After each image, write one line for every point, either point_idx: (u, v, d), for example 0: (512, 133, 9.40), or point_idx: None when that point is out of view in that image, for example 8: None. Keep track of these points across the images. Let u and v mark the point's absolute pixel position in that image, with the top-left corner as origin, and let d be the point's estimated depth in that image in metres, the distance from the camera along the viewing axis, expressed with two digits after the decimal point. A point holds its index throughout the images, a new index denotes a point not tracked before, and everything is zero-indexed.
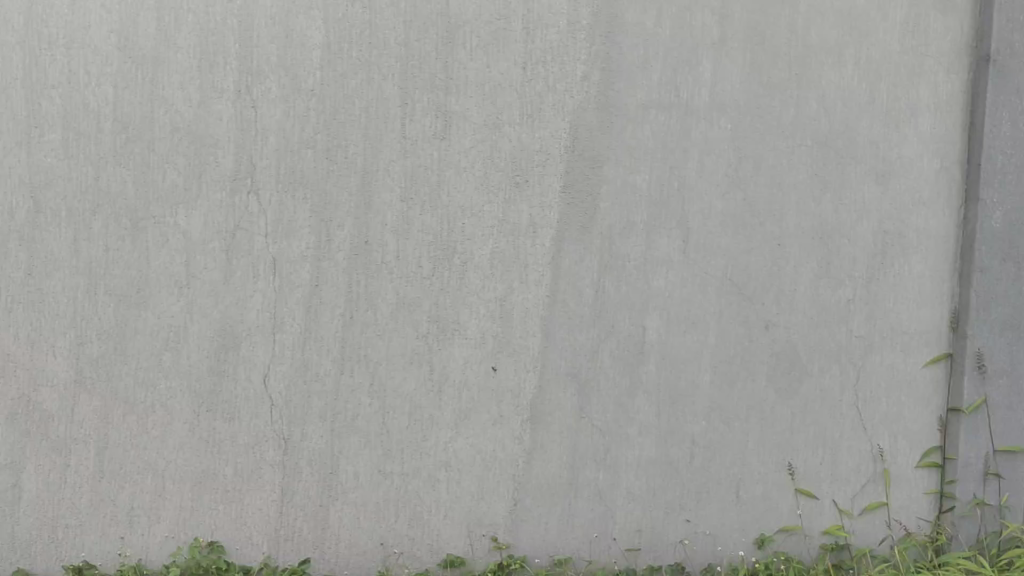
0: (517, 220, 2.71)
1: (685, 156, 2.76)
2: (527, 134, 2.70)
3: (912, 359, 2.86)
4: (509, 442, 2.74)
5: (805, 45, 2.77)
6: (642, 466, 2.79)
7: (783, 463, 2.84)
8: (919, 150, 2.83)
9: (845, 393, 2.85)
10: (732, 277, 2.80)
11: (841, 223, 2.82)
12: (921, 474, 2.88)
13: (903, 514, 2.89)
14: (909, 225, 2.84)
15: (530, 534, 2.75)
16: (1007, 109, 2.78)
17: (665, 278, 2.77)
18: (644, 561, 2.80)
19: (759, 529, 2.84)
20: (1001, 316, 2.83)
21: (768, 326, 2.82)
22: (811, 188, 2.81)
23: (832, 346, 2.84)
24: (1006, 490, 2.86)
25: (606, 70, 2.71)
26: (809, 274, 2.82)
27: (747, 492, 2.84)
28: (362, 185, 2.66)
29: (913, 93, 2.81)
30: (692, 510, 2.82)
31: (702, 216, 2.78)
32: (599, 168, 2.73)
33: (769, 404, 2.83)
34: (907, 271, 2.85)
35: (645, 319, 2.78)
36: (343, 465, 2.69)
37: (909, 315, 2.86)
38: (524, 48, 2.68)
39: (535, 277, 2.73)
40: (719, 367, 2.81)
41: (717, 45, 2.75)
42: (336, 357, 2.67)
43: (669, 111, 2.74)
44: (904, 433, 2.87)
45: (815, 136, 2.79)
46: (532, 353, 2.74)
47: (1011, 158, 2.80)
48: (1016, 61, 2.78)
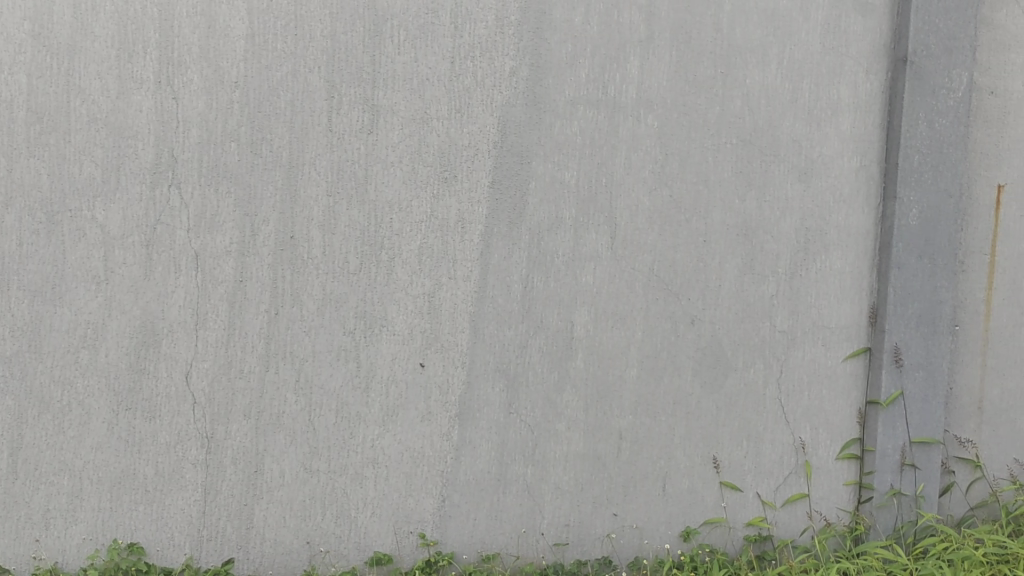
0: (445, 216, 2.71)
1: (613, 152, 2.77)
2: (455, 128, 2.69)
3: (832, 353, 2.93)
4: (436, 438, 2.74)
5: (729, 44, 2.80)
6: (570, 460, 2.82)
7: (708, 457, 2.89)
8: (839, 149, 2.89)
9: (768, 387, 2.90)
10: (659, 273, 2.83)
11: (765, 220, 2.87)
12: (841, 466, 2.96)
13: (824, 505, 2.96)
14: (830, 222, 2.90)
15: (458, 531, 2.76)
16: (924, 109, 2.85)
17: (592, 274, 2.79)
18: (571, 555, 2.82)
19: (685, 522, 2.88)
20: (918, 311, 2.90)
21: (693, 321, 2.86)
22: (736, 185, 2.84)
23: (756, 341, 2.89)
24: (921, 480, 2.94)
25: (534, 65, 2.71)
26: (733, 269, 2.86)
27: (673, 486, 2.87)
28: (287, 180, 2.63)
29: (834, 92, 2.87)
30: (619, 504, 2.85)
31: (629, 213, 2.80)
32: (527, 164, 2.74)
33: (694, 398, 2.87)
34: (828, 267, 2.91)
35: (573, 314, 2.79)
36: (269, 464, 2.67)
37: (830, 310, 2.92)
38: (451, 43, 2.67)
39: (463, 272, 2.73)
40: (646, 362, 2.84)
41: (644, 42, 2.76)
42: (261, 354, 2.65)
43: (597, 108, 2.76)
44: (825, 426, 2.94)
45: (740, 133, 2.83)
46: (460, 349, 2.74)
47: (928, 157, 2.86)
48: (934, 61, 2.84)
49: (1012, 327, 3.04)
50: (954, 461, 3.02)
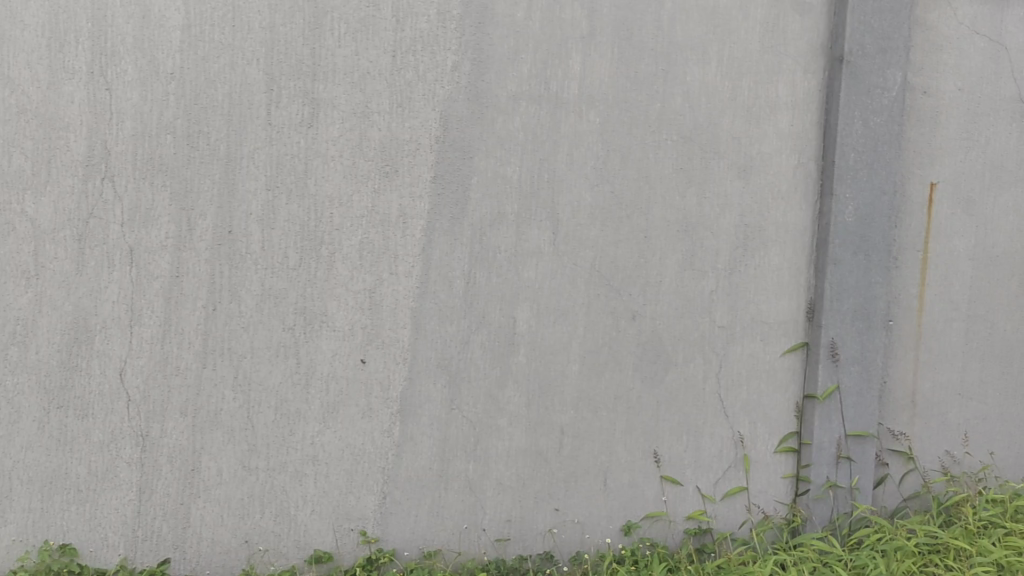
0: (386, 211, 2.69)
1: (555, 148, 2.78)
2: (397, 123, 2.67)
3: (770, 348, 2.97)
4: (377, 434, 2.72)
5: (670, 41, 2.82)
6: (511, 456, 2.82)
7: (649, 451, 2.91)
8: (777, 146, 2.93)
9: (707, 381, 2.94)
10: (601, 268, 2.84)
11: (704, 216, 2.90)
12: (778, 459, 3.00)
13: (762, 498, 3.00)
14: (768, 219, 2.94)
15: (399, 527, 2.75)
16: (859, 108, 2.89)
17: (535, 269, 2.79)
18: (513, 550, 2.83)
19: (626, 516, 2.90)
20: (854, 307, 2.95)
21: (634, 316, 2.88)
22: (676, 181, 2.87)
23: (696, 336, 2.92)
24: (856, 472, 2.99)
25: (476, 60, 2.70)
26: (673, 265, 2.89)
27: (614, 480, 2.89)
28: (225, 172, 2.58)
29: (772, 91, 2.91)
30: (561, 499, 2.86)
31: (571, 209, 2.81)
32: (469, 159, 2.73)
33: (635, 393, 2.89)
34: (766, 263, 2.95)
35: (515, 310, 2.79)
36: (206, 462, 2.62)
37: (767, 305, 2.96)
38: (393, 37, 2.65)
39: (404, 268, 2.71)
40: (587, 357, 2.85)
41: (586, 38, 2.77)
42: (198, 350, 2.60)
43: (539, 103, 2.76)
44: (762, 420, 2.98)
45: (680, 131, 2.86)
46: (401, 345, 2.72)
47: (863, 155, 2.91)
48: (869, 61, 2.89)
49: (944, 322, 3.11)
50: (888, 453, 3.08)
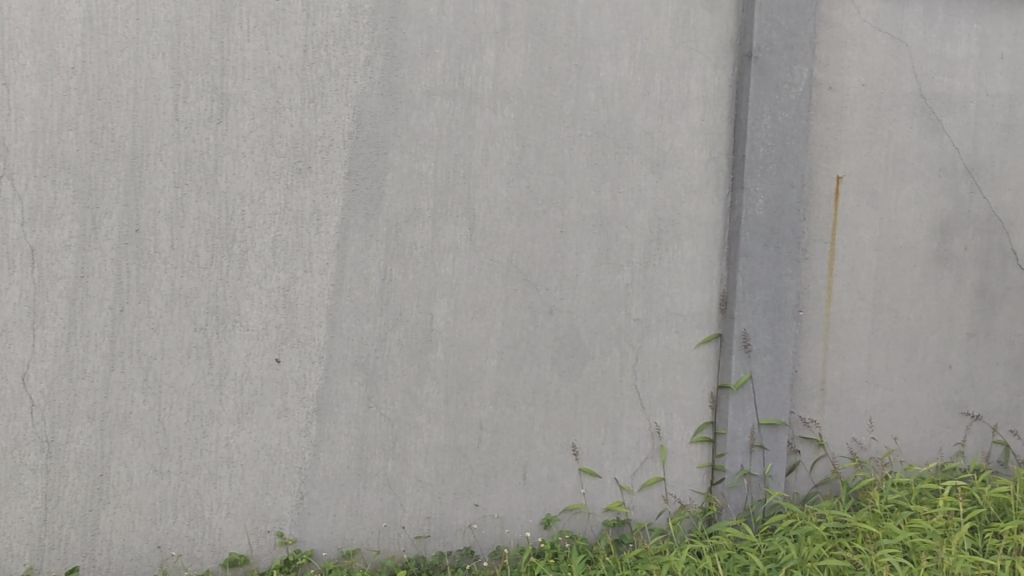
0: (300, 208, 2.65)
1: (470, 143, 2.77)
2: (309, 119, 2.64)
3: (685, 340, 3.02)
4: (294, 434, 2.68)
5: (583, 37, 2.84)
6: (430, 453, 2.81)
7: (567, 444, 2.94)
8: (690, 141, 2.98)
9: (624, 374, 2.97)
10: (517, 264, 2.85)
11: (619, 210, 2.93)
12: (694, 449, 3.06)
13: (678, 488, 3.05)
14: (682, 213, 2.99)
15: (317, 528, 2.72)
16: (768, 103, 2.95)
17: (452, 265, 2.79)
18: (433, 547, 2.82)
19: (545, 510, 2.93)
20: (765, 298, 3.01)
21: (552, 311, 2.89)
22: (591, 176, 2.89)
23: (613, 330, 2.95)
24: (769, 460, 3.06)
25: (389, 55, 2.68)
26: (589, 259, 2.91)
27: (533, 474, 2.91)
28: (131, 170, 2.52)
29: (684, 86, 2.96)
30: (481, 495, 2.87)
31: (487, 204, 2.81)
32: (383, 155, 2.70)
33: (553, 386, 2.91)
34: (679, 256, 3.00)
35: (432, 306, 2.78)
36: (115, 466, 2.56)
37: (682, 298, 3.01)
38: (303, 31, 2.61)
39: (319, 265, 2.68)
40: (505, 352, 2.86)
41: (500, 34, 2.77)
42: (106, 352, 2.53)
43: (453, 99, 2.75)
44: (678, 410, 3.03)
45: (594, 126, 2.88)
46: (317, 344, 2.69)
47: (772, 149, 2.98)
48: (776, 57, 2.95)
49: (851, 311, 3.20)
50: (800, 440, 3.16)
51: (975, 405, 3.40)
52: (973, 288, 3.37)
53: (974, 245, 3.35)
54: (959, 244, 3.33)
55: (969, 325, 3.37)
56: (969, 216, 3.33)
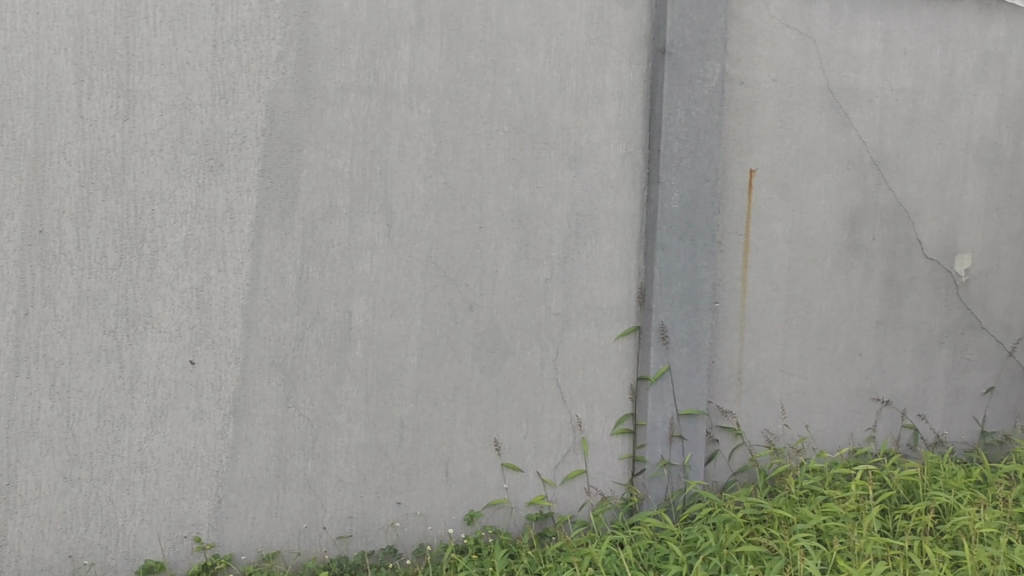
0: (212, 206, 2.60)
1: (387, 139, 2.75)
2: (220, 115, 2.58)
3: (604, 333, 3.06)
4: (210, 437, 2.63)
5: (498, 33, 2.84)
6: (351, 452, 2.79)
7: (490, 440, 2.95)
8: (606, 136, 3.01)
9: (545, 368, 3.00)
10: (436, 260, 2.84)
11: (537, 206, 2.94)
12: (614, 441, 3.10)
13: (599, 480, 3.09)
14: (599, 208, 3.02)
15: (236, 531, 2.68)
16: (681, 99, 2.99)
17: (370, 263, 2.77)
18: (355, 547, 2.81)
19: (468, 506, 2.93)
20: (682, 291, 3.06)
21: (472, 307, 2.89)
22: (508, 172, 2.90)
23: (533, 324, 2.97)
24: (688, 450, 3.11)
25: (302, 51, 2.64)
26: (509, 255, 2.92)
27: (456, 471, 2.92)
28: (33, 169, 2.43)
29: (600, 82, 2.98)
30: (403, 493, 2.86)
31: (405, 200, 2.79)
32: (298, 152, 2.67)
33: (474, 383, 2.91)
34: (597, 250, 3.03)
35: (351, 304, 2.76)
36: (23, 475, 2.47)
37: (601, 291, 3.05)
38: (212, 25, 2.56)
39: (233, 265, 2.63)
40: (426, 350, 2.85)
41: (414, 29, 2.75)
42: (10, 358, 2.44)
43: (368, 95, 2.72)
44: (599, 403, 3.07)
45: (511, 121, 2.89)
46: (232, 344, 2.64)
47: (686, 144, 3.02)
48: (689, 53, 2.99)
49: (765, 302, 3.26)
50: (718, 430, 3.21)
51: (884, 391, 3.50)
52: (881, 277, 3.46)
53: (881, 236, 3.45)
54: (867, 235, 3.42)
55: (878, 313, 3.47)
56: (876, 208, 3.43)
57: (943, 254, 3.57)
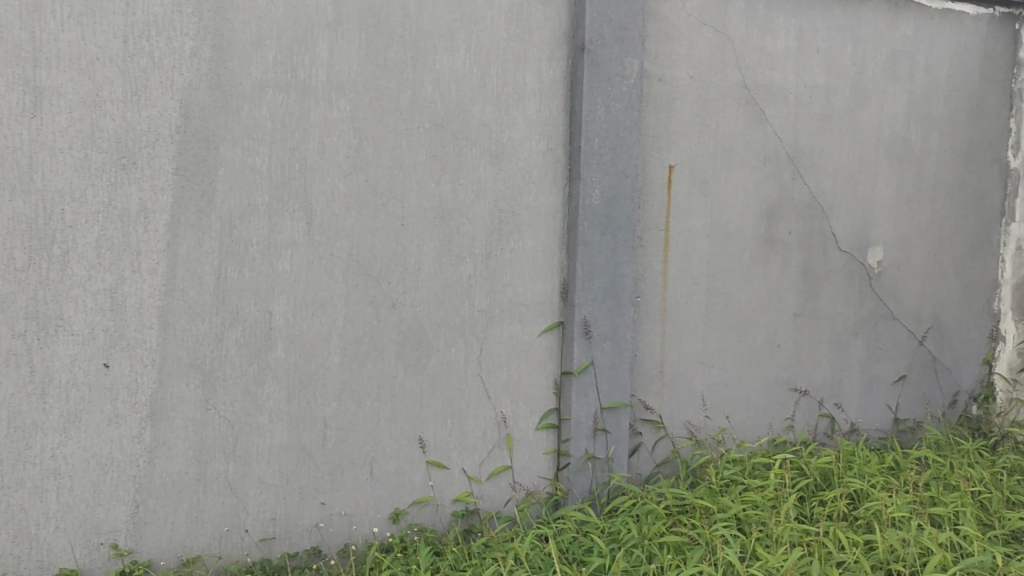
0: (125, 205, 2.53)
1: (305, 136, 2.72)
2: (132, 112, 2.52)
3: (528, 329, 3.08)
4: (126, 441, 2.57)
5: (418, 30, 2.83)
6: (274, 453, 2.76)
7: (415, 438, 2.94)
8: (527, 133, 3.02)
9: (469, 364, 3.00)
10: (358, 258, 2.82)
11: (459, 202, 2.94)
12: (539, 435, 3.12)
13: (525, 475, 3.11)
14: (522, 204, 3.03)
15: (156, 537, 2.63)
16: (601, 95, 3.02)
17: (290, 262, 2.74)
18: (279, 549, 2.78)
19: (393, 504, 2.93)
20: (604, 286, 3.09)
21: (394, 305, 2.88)
22: (430, 169, 2.89)
23: (457, 321, 2.97)
24: (612, 443, 3.15)
25: (216, 46, 2.60)
26: (431, 252, 2.91)
27: (381, 469, 2.90)
28: None
29: (520, 78, 3.00)
30: (327, 493, 2.84)
31: (325, 199, 2.76)
32: (214, 149, 2.62)
33: (398, 380, 2.90)
34: (520, 246, 3.04)
35: (271, 303, 2.72)
36: None
37: (524, 287, 3.06)
38: (123, 20, 2.49)
39: (148, 265, 2.57)
40: (348, 348, 2.83)
41: (332, 25, 2.73)
42: None
43: (286, 91, 2.69)
44: (523, 399, 3.09)
45: (431, 118, 2.88)
46: (149, 346, 2.58)
47: (606, 140, 3.05)
48: (608, 50, 3.01)
49: (686, 296, 3.31)
50: (641, 423, 3.26)
51: (802, 381, 3.59)
52: (797, 270, 3.54)
53: (798, 229, 3.53)
54: (784, 229, 3.50)
55: (795, 305, 3.55)
56: (792, 202, 3.51)
57: (857, 246, 3.66)
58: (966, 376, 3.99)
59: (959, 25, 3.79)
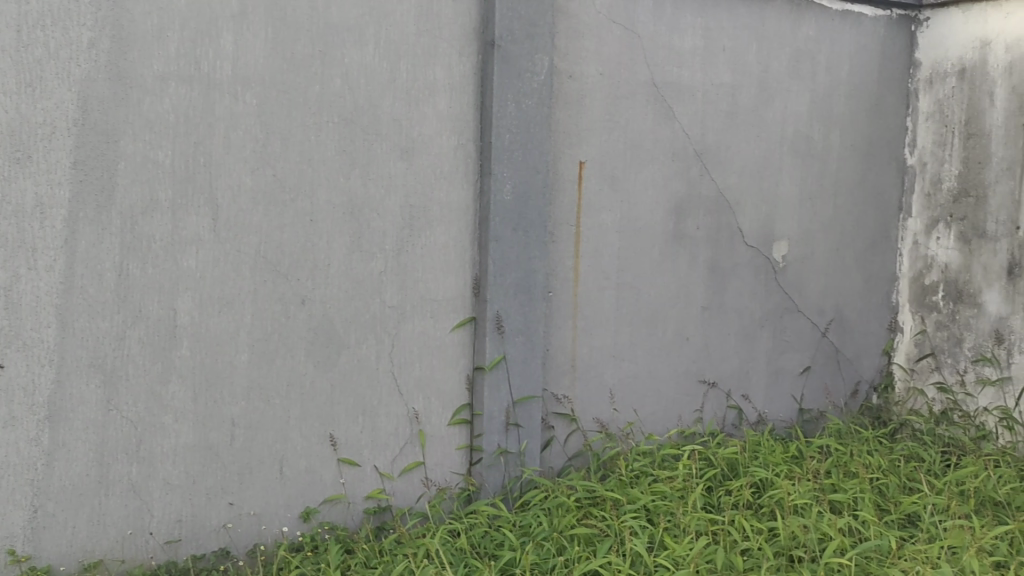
0: (19, 200, 2.45)
1: (210, 130, 2.67)
2: (27, 104, 2.44)
3: (440, 325, 3.08)
4: (23, 444, 2.49)
5: (326, 23, 2.81)
6: (179, 453, 2.70)
7: (325, 435, 2.92)
8: (438, 128, 3.02)
9: (381, 360, 2.99)
10: (266, 254, 2.78)
11: (370, 198, 2.92)
12: (452, 431, 3.13)
13: (437, 471, 3.11)
14: (433, 200, 3.02)
15: (56, 541, 2.55)
16: (511, 91, 3.03)
17: (194, 258, 2.68)
18: (185, 551, 2.73)
19: (303, 503, 2.90)
20: (515, 281, 3.10)
21: (304, 301, 2.85)
22: (339, 164, 2.86)
23: (368, 318, 2.95)
24: (524, 437, 3.17)
25: (115, 37, 2.52)
26: (341, 248, 2.89)
27: (291, 468, 2.87)
28: None
29: (431, 73, 2.99)
30: (235, 493, 2.79)
31: (231, 193, 2.72)
32: (114, 143, 2.55)
33: (308, 377, 2.87)
34: (432, 242, 3.04)
35: (175, 301, 2.66)
36: None
37: (436, 283, 3.06)
38: (16, 9, 2.41)
39: (45, 262, 2.49)
40: (256, 346, 2.79)
41: (237, 17, 2.68)
42: None
43: (190, 84, 2.63)
44: (435, 395, 3.09)
45: (341, 113, 2.85)
46: (46, 346, 2.50)
47: (517, 136, 3.06)
48: (517, 46, 3.02)
49: (597, 291, 3.35)
50: (553, 416, 3.28)
51: (710, 373, 3.66)
52: (706, 264, 3.61)
53: (706, 225, 3.59)
54: (692, 224, 3.56)
55: (703, 299, 3.62)
56: (700, 198, 3.57)
57: (763, 241, 3.75)
58: (867, 367, 4.12)
59: (858, 26, 3.90)
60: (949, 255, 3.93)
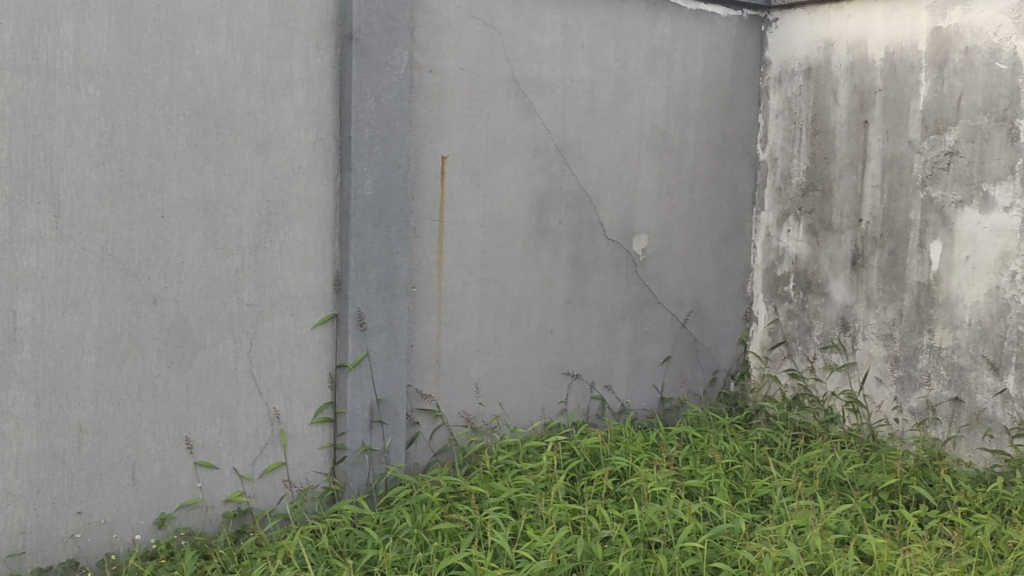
0: None
1: (51, 122, 2.53)
2: None
3: (300, 322, 3.03)
4: None
5: (174, 13, 2.71)
6: (21, 463, 2.55)
7: (181, 439, 2.83)
8: (295, 122, 2.96)
9: (239, 360, 2.91)
10: (114, 252, 2.66)
11: (224, 193, 2.84)
12: (315, 430, 3.09)
13: (299, 471, 3.07)
14: (291, 195, 2.97)
15: None
16: (370, 85, 3.00)
17: (35, 257, 2.54)
18: (29, 564, 2.58)
19: (158, 508, 2.81)
20: (377, 277, 3.08)
21: (155, 300, 2.75)
22: (191, 158, 2.77)
23: (224, 316, 2.87)
24: (389, 434, 3.15)
25: None
26: (194, 245, 2.80)
27: (143, 473, 2.77)
28: None
29: (287, 66, 2.93)
30: (83, 501, 2.67)
31: (74, 188, 2.58)
32: None
33: (161, 379, 2.78)
34: (291, 238, 2.98)
35: (14, 302, 2.51)
36: None
37: (295, 280, 3.00)
38: None
39: None
40: (105, 347, 2.67)
41: (78, 5, 2.55)
42: None
43: (27, 74, 2.49)
44: (297, 393, 3.04)
45: (192, 105, 2.76)
46: None
47: (376, 131, 3.03)
48: (375, 40, 2.99)
49: (460, 286, 3.35)
50: (418, 412, 3.28)
51: (574, 365, 3.71)
52: (568, 258, 3.66)
53: (567, 219, 3.64)
54: (555, 218, 3.60)
55: (566, 292, 3.67)
56: (562, 192, 3.61)
57: (623, 235, 3.82)
58: (723, 356, 4.27)
59: (712, 25, 4.02)
60: (798, 247, 4.11)
